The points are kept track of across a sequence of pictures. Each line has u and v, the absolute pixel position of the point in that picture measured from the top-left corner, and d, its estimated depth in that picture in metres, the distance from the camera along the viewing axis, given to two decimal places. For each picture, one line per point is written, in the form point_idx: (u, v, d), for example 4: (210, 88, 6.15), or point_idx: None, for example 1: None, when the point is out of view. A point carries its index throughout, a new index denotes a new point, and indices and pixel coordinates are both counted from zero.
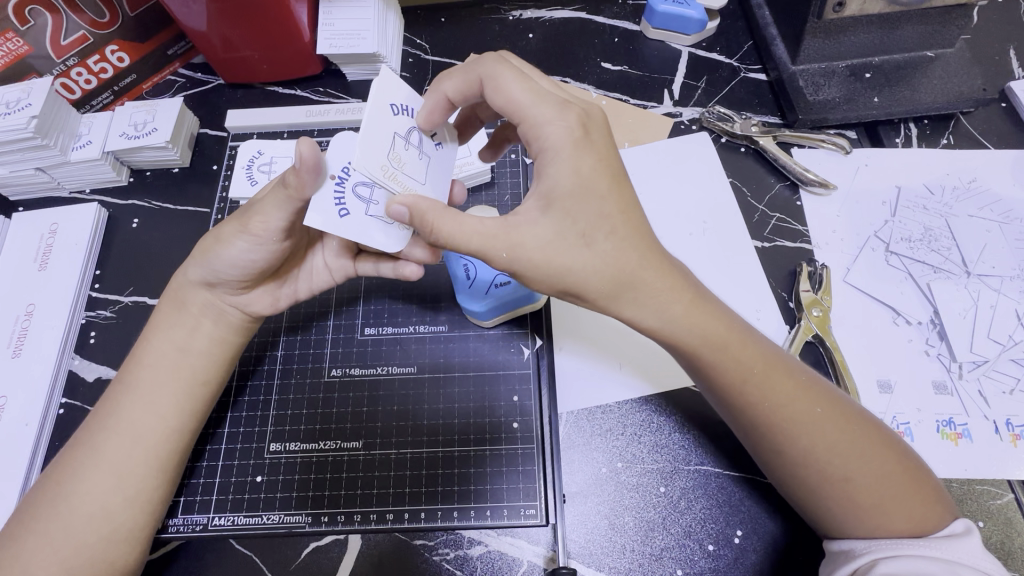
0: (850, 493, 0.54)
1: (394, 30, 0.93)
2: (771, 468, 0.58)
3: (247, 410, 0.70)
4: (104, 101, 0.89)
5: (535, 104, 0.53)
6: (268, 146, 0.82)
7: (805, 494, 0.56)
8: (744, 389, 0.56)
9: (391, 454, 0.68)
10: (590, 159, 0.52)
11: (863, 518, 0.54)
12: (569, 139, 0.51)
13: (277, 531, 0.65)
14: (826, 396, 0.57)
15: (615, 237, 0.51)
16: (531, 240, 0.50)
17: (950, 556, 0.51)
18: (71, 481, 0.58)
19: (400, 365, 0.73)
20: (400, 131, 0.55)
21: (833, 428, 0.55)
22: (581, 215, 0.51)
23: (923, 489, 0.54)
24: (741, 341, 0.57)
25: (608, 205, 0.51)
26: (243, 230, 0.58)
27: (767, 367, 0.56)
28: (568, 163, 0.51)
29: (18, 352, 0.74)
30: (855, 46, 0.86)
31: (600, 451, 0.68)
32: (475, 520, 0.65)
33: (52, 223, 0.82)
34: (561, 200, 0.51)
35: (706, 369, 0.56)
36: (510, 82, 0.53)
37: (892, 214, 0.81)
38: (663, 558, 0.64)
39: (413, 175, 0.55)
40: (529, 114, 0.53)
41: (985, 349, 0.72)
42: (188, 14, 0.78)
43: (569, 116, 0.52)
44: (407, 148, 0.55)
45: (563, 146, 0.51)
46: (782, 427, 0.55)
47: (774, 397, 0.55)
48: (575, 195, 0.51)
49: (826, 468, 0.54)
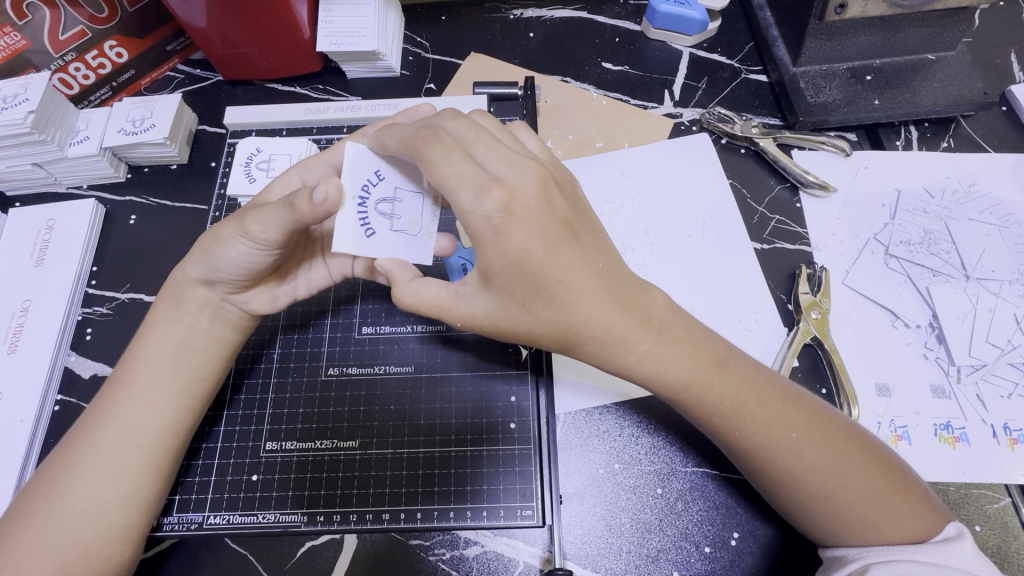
0: (836, 508, 0.54)
1: (393, 27, 0.92)
2: (758, 486, 0.59)
3: (244, 408, 0.70)
4: (102, 97, 0.87)
5: (456, 187, 0.49)
6: (267, 143, 0.81)
7: (794, 508, 0.56)
8: (718, 418, 0.57)
9: (387, 455, 0.68)
10: (520, 236, 0.49)
11: (852, 529, 0.54)
12: (489, 226, 0.49)
13: (273, 530, 0.65)
14: (809, 415, 0.57)
15: (550, 310, 0.53)
16: (478, 311, 0.55)
17: (942, 560, 0.51)
18: (66, 478, 0.58)
19: (397, 364, 0.72)
20: (375, 198, 0.56)
21: (814, 447, 0.55)
22: (515, 291, 0.52)
23: (914, 500, 0.54)
24: (716, 367, 0.57)
25: (540, 279, 0.51)
26: (241, 232, 0.57)
27: (742, 396, 0.56)
28: (496, 246, 0.50)
29: (14, 347, 0.74)
30: (856, 49, 0.85)
31: (596, 453, 0.68)
32: (471, 520, 0.65)
33: (50, 218, 0.82)
34: (498, 278, 0.52)
35: (679, 401, 0.58)
36: (438, 157, 0.49)
37: (892, 218, 0.81)
38: (659, 560, 0.64)
39: (415, 215, 0.58)
40: (453, 201, 0.49)
41: (984, 353, 0.72)
42: (187, 9, 0.78)
43: (489, 198, 0.49)
44: (399, 215, 0.57)
45: (489, 232, 0.49)
46: (759, 452, 0.56)
47: (751, 426, 0.56)
48: (508, 274, 0.51)
49: (809, 486, 0.55)
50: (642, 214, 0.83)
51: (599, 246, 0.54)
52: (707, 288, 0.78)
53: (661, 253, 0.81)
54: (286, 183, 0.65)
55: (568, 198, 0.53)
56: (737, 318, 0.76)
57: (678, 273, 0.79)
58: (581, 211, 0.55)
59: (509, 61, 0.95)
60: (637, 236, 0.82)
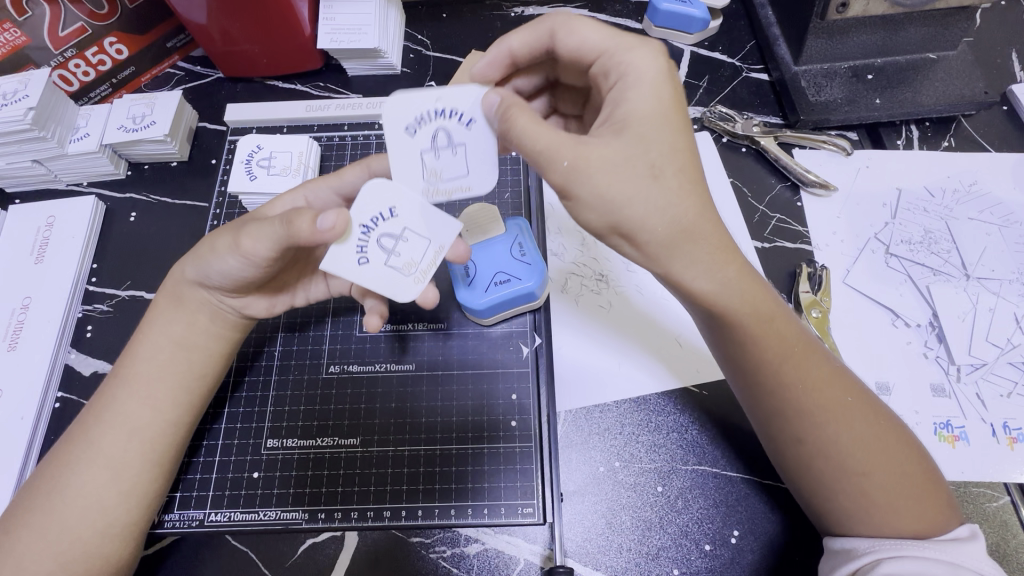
0: (868, 487, 0.54)
1: (395, 24, 0.92)
2: (790, 460, 0.57)
3: (245, 405, 0.70)
4: (101, 94, 0.87)
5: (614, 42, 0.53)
6: (268, 141, 0.80)
7: (822, 487, 0.56)
8: (784, 366, 0.55)
9: (389, 452, 0.68)
10: (673, 89, 0.51)
11: (877, 512, 0.54)
12: (653, 67, 0.51)
13: (275, 527, 0.65)
14: (855, 390, 0.57)
15: (682, 179, 0.49)
16: (604, 155, 0.48)
17: (955, 558, 0.51)
18: (67, 473, 0.58)
19: (398, 362, 0.72)
20: (383, 227, 0.55)
21: (860, 420, 0.55)
22: (657, 143, 0.48)
23: (937, 491, 0.55)
24: (780, 321, 0.56)
25: (682, 138, 0.50)
26: (232, 243, 0.57)
27: (800, 350, 0.56)
28: (648, 94, 0.50)
29: (15, 344, 0.74)
30: (858, 48, 0.85)
31: (598, 449, 0.68)
32: (472, 517, 0.65)
33: (50, 215, 0.81)
34: (637, 125, 0.49)
35: (751, 341, 0.55)
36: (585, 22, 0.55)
37: (893, 216, 0.81)
38: (660, 557, 0.64)
39: (416, 259, 0.57)
40: (609, 51, 0.53)
41: (983, 352, 0.72)
42: (187, 5, 0.78)
43: (652, 47, 0.52)
44: (399, 254, 0.56)
45: (650, 76, 0.50)
46: (810, 412, 0.55)
47: (806, 382, 0.55)
48: (653, 123, 0.49)
49: (847, 457, 0.54)
50: None
51: None
52: None
53: None
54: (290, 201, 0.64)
55: None
56: None
57: None
58: None
59: None
60: None
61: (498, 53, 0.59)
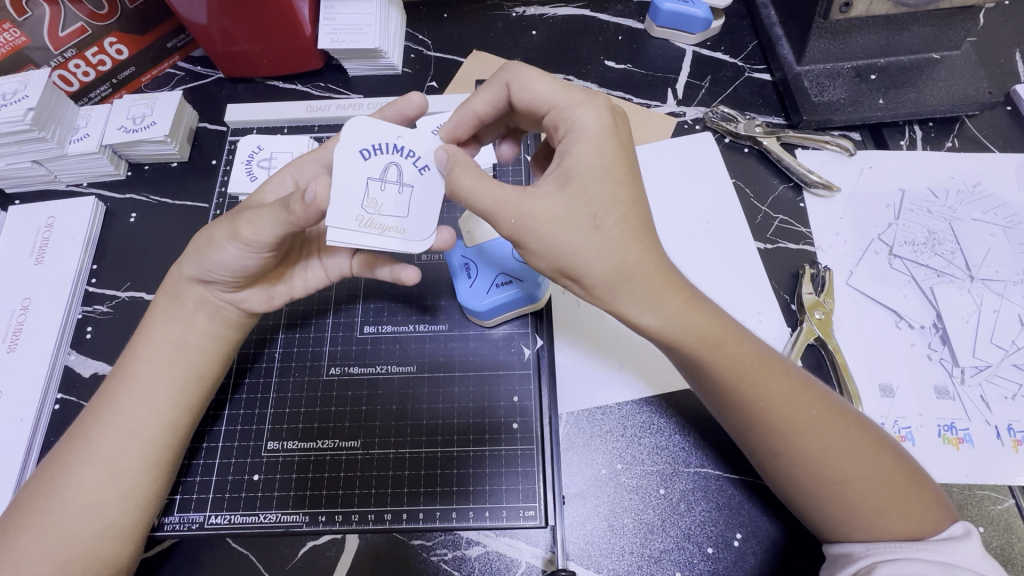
0: (848, 494, 0.54)
1: (396, 25, 0.92)
2: (767, 471, 0.58)
3: (246, 407, 0.70)
4: (102, 94, 0.87)
5: (567, 102, 0.53)
6: (268, 142, 0.80)
7: (803, 497, 0.56)
8: (742, 386, 0.56)
9: (389, 454, 0.67)
10: (614, 150, 0.52)
11: (863, 519, 0.54)
12: (601, 132, 0.52)
13: (274, 530, 0.64)
14: (822, 398, 0.57)
15: (622, 227, 0.51)
16: (550, 212, 0.50)
17: (950, 559, 0.50)
18: (66, 476, 0.58)
19: (399, 364, 0.72)
20: (373, 173, 0.57)
21: (830, 429, 0.55)
22: (596, 195, 0.50)
23: (923, 493, 0.54)
24: (737, 340, 0.57)
25: (622, 190, 0.51)
26: (231, 233, 0.57)
27: (763, 367, 0.57)
28: (590, 147, 0.51)
29: (14, 346, 0.74)
30: (861, 48, 0.85)
31: (599, 452, 0.68)
32: (474, 521, 0.64)
33: (50, 216, 0.81)
34: (579, 180, 0.51)
35: (706, 365, 0.55)
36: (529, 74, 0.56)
37: (897, 218, 0.81)
38: (662, 560, 0.63)
39: (395, 212, 0.57)
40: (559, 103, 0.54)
41: (987, 354, 0.72)
42: (188, 5, 0.77)
43: (599, 103, 0.54)
44: (384, 194, 0.57)
45: (596, 131, 0.52)
46: (777, 428, 0.55)
47: (770, 398, 0.55)
48: (593, 180, 0.51)
49: (821, 468, 0.54)
50: None
51: None
52: (710, 290, 0.78)
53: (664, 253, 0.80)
54: (280, 181, 0.66)
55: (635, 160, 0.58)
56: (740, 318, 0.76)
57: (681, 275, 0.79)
58: None
59: (512, 59, 0.94)
60: None
61: (463, 115, 0.60)
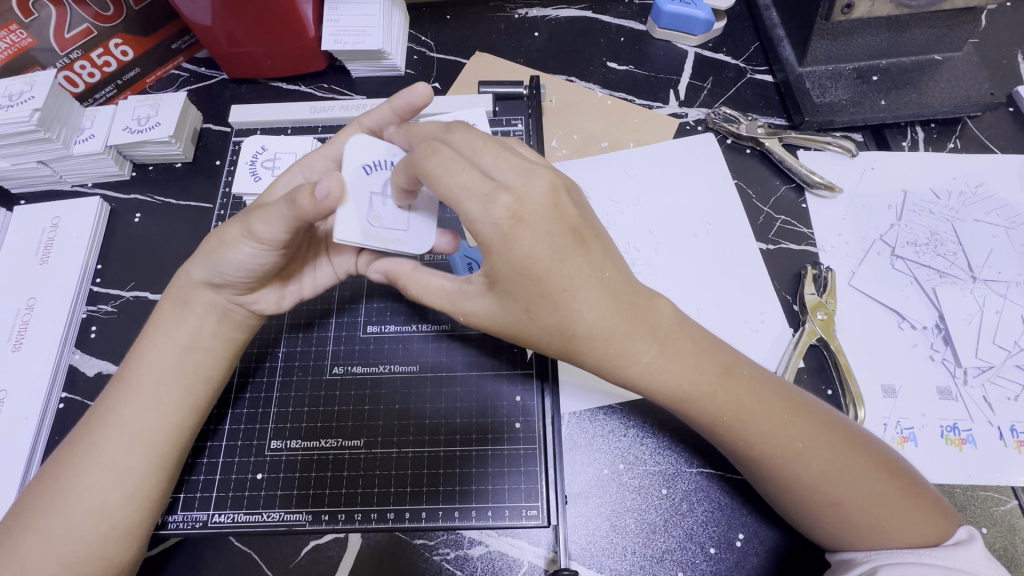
0: (843, 513, 0.54)
1: (399, 27, 0.92)
2: (766, 490, 0.58)
3: (249, 406, 0.70)
4: (106, 96, 0.88)
5: (463, 197, 0.47)
6: (272, 142, 0.81)
7: (800, 513, 0.56)
8: (721, 427, 0.56)
9: (392, 453, 0.68)
10: (529, 242, 0.48)
11: (860, 534, 0.54)
12: (499, 234, 0.47)
13: (277, 529, 0.64)
14: (813, 423, 0.56)
15: (552, 313, 0.51)
16: (481, 312, 0.54)
17: (951, 563, 0.51)
18: (71, 476, 0.58)
19: (402, 363, 0.72)
20: (375, 189, 0.57)
21: (822, 454, 0.54)
22: (518, 295, 0.51)
23: (924, 507, 0.54)
24: (716, 377, 0.56)
25: (547, 285, 0.50)
26: (245, 230, 0.57)
27: (745, 406, 0.55)
28: (498, 256, 0.49)
29: (19, 345, 0.74)
30: (863, 49, 0.85)
31: (601, 453, 0.68)
32: (477, 520, 0.64)
33: (54, 216, 0.82)
34: (502, 284, 0.51)
35: (680, 407, 0.56)
36: (438, 168, 0.47)
37: (898, 219, 0.81)
38: (664, 560, 0.63)
39: (395, 228, 0.57)
40: (461, 211, 0.48)
41: (990, 355, 0.71)
42: (192, 7, 0.78)
43: (498, 205, 0.47)
44: (386, 204, 0.57)
45: (499, 241, 0.48)
46: (765, 460, 0.55)
47: (754, 434, 0.55)
48: (515, 281, 0.50)
49: (814, 492, 0.54)
50: (647, 216, 0.83)
51: (608, 252, 0.53)
52: (711, 290, 0.78)
53: (666, 254, 0.80)
54: (290, 179, 0.66)
55: (577, 203, 0.52)
56: (742, 318, 0.76)
57: (682, 276, 0.79)
58: (590, 219, 0.53)
59: (514, 61, 0.95)
60: (642, 237, 0.82)
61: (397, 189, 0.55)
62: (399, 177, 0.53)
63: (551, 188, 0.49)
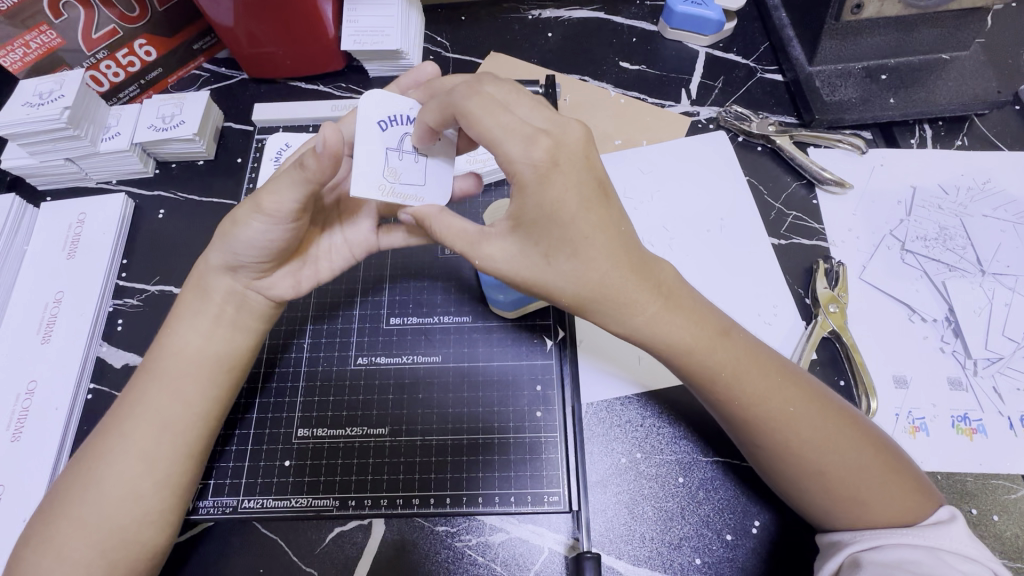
0: (828, 483, 0.56)
1: (416, 27, 0.94)
2: (755, 458, 0.60)
3: (275, 396, 0.71)
4: (131, 94, 0.90)
5: (504, 137, 0.50)
6: (294, 138, 0.86)
7: (787, 482, 0.58)
8: (718, 386, 0.57)
9: (416, 441, 0.69)
10: (561, 186, 0.50)
11: (842, 506, 0.55)
12: (535, 174, 0.50)
13: (306, 514, 0.66)
14: (804, 390, 0.58)
15: (575, 257, 0.52)
16: (499, 256, 0.54)
17: (935, 542, 0.52)
18: (103, 464, 0.60)
19: (424, 354, 0.74)
20: (391, 144, 0.56)
21: (813, 419, 0.57)
22: (543, 238, 0.52)
23: (907, 482, 0.56)
24: (716, 338, 0.58)
25: (574, 230, 0.52)
26: (255, 207, 0.59)
27: (742, 367, 0.57)
28: (530, 194, 0.51)
29: (48, 337, 0.76)
30: (871, 49, 0.87)
31: (619, 441, 0.70)
32: (500, 506, 0.66)
33: (81, 212, 0.83)
34: (528, 227, 0.52)
35: (679, 365, 0.58)
36: (480, 110, 0.50)
37: (908, 214, 0.82)
38: (682, 546, 0.65)
39: (413, 182, 0.58)
40: (500, 150, 0.50)
41: (999, 347, 0.73)
42: (215, 8, 0.80)
43: (537, 147, 0.50)
44: (401, 158, 0.57)
45: (534, 178, 0.50)
46: (759, 422, 0.57)
47: (750, 394, 0.57)
48: (541, 223, 0.52)
49: (803, 459, 0.56)
50: (660, 211, 0.85)
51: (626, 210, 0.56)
52: (724, 284, 0.80)
53: (679, 249, 0.82)
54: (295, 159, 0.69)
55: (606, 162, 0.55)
56: (755, 312, 0.78)
57: (696, 270, 0.81)
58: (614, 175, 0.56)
59: (528, 61, 0.97)
60: (657, 232, 0.83)
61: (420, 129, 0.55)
62: (430, 115, 0.54)
63: (585, 140, 0.52)
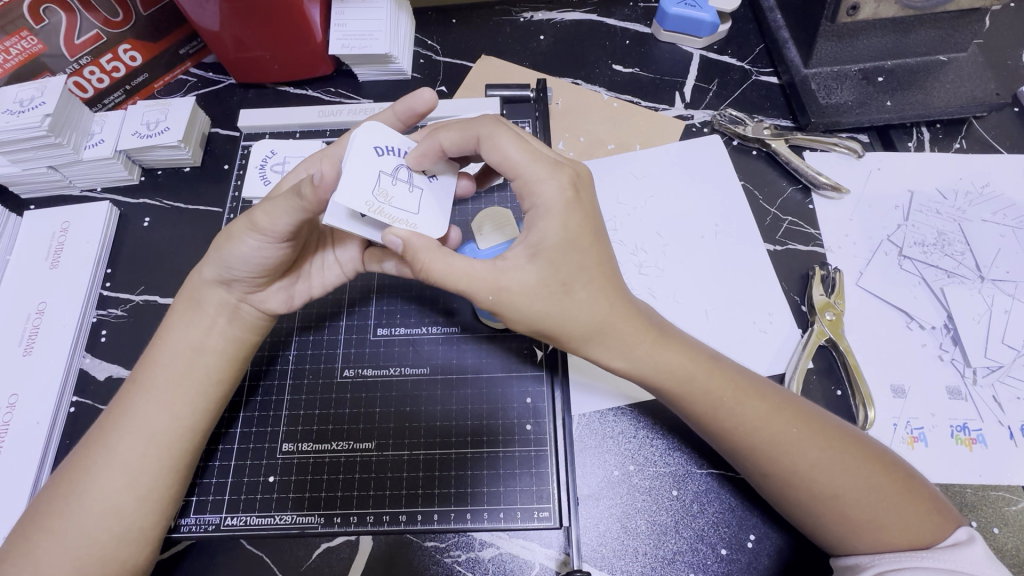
0: (843, 507, 0.54)
1: (405, 31, 0.93)
2: (765, 489, 0.58)
3: (260, 409, 0.70)
4: (115, 100, 0.89)
5: (530, 163, 0.54)
6: (281, 146, 0.84)
7: (802, 511, 0.56)
8: (719, 413, 0.57)
9: (403, 455, 0.68)
10: (580, 213, 0.54)
11: (864, 530, 0.54)
12: (561, 197, 0.53)
13: (288, 531, 0.64)
14: (804, 415, 0.58)
15: (590, 288, 0.54)
16: (516, 284, 0.52)
17: (954, 565, 0.50)
18: (85, 480, 0.58)
19: (411, 366, 0.72)
20: (386, 168, 0.55)
21: (817, 445, 0.56)
22: (562, 267, 0.53)
23: (923, 501, 0.54)
24: (707, 365, 0.59)
25: (588, 257, 0.54)
26: (249, 224, 0.57)
27: (738, 393, 0.58)
28: (555, 220, 0.53)
29: (30, 349, 0.74)
30: (868, 50, 0.85)
31: (611, 454, 0.68)
32: (488, 522, 0.65)
33: (64, 221, 0.82)
34: (547, 254, 0.53)
35: (676, 395, 0.58)
36: (504, 138, 0.55)
37: (906, 218, 0.81)
38: (675, 562, 0.63)
39: (404, 208, 0.55)
40: (520, 174, 0.54)
41: (999, 355, 0.72)
42: (201, 12, 0.78)
43: (562, 174, 0.54)
44: (395, 182, 0.55)
45: (559, 200, 0.53)
46: (762, 448, 0.56)
47: (750, 420, 0.57)
48: (563, 248, 0.53)
49: (813, 484, 0.55)
50: (653, 217, 0.83)
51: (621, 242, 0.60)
52: (718, 292, 0.78)
53: (672, 256, 0.81)
54: (294, 174, 0.68)
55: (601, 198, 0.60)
56: (750, 319, 0.76)
57: (689, 277, 0.79)
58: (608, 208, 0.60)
59: (520, 64, 0.95)
60: (650, 238, 0.82)
61: (428, 144, 0.56)
62: (448, 135, 0.55)
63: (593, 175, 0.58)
